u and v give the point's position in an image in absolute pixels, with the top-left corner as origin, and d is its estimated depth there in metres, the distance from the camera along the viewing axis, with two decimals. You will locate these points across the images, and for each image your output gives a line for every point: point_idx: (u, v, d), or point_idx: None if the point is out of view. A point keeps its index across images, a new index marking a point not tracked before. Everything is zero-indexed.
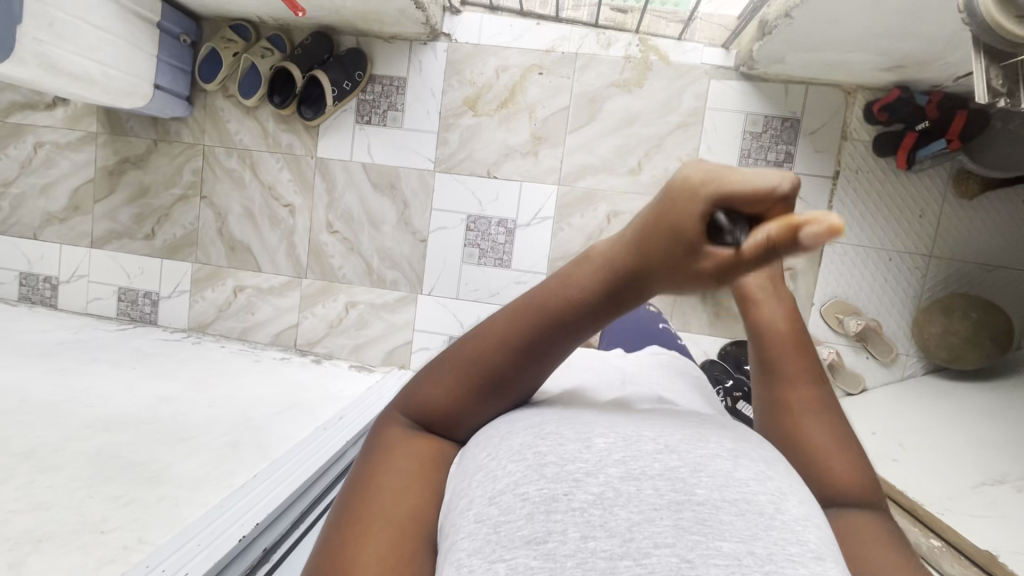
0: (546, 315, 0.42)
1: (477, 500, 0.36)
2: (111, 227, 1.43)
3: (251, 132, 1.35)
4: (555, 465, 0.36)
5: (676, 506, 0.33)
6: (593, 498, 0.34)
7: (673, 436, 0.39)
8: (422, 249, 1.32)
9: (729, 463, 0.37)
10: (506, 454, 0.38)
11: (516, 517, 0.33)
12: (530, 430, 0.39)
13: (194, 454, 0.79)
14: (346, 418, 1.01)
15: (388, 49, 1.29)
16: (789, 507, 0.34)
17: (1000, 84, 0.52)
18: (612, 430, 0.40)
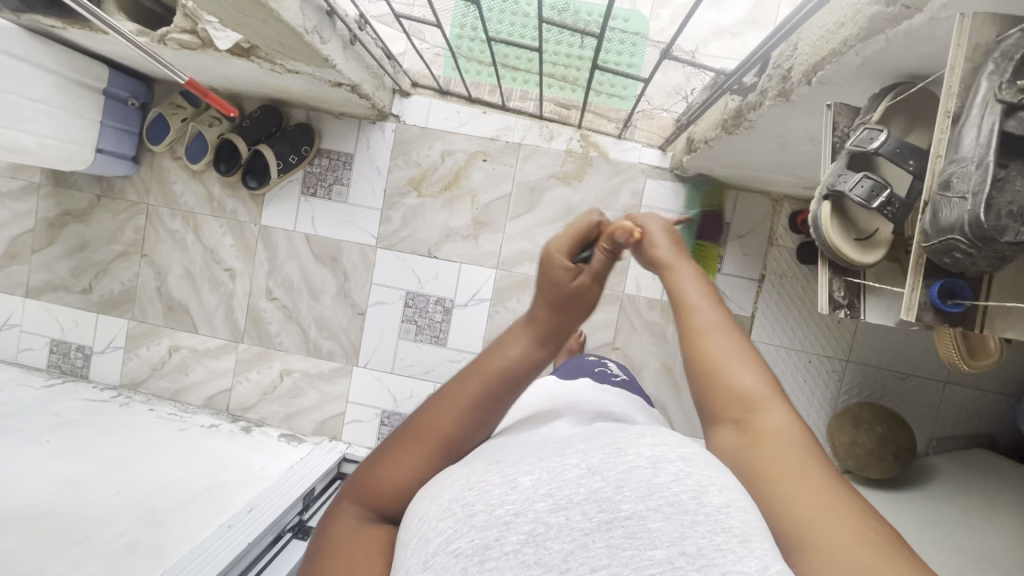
0: (493, 375, 0.52)
1: (413, 569, 0.37)
2: (48, 278, 1.42)
3: (196, 194, 1.36)
4: (482, 513, 0.39)
5: (606, 524, 0.36)
6: (525, 538, 0.36)
7: (595, 457, 0.41)
8: (360, 322, 1.34)
9: (648, 470, 0.39)
10: (437, 514, 0.41)
11: (449, 572, 0.35)
12: (458, 483, 0.43)
13: (83, 563, 0.79)
14: (256, 508, 1.02)
15: (337, 125, 1.31)
16: (709, 497, 0.37)
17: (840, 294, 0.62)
18: (537, 465, 0.42)
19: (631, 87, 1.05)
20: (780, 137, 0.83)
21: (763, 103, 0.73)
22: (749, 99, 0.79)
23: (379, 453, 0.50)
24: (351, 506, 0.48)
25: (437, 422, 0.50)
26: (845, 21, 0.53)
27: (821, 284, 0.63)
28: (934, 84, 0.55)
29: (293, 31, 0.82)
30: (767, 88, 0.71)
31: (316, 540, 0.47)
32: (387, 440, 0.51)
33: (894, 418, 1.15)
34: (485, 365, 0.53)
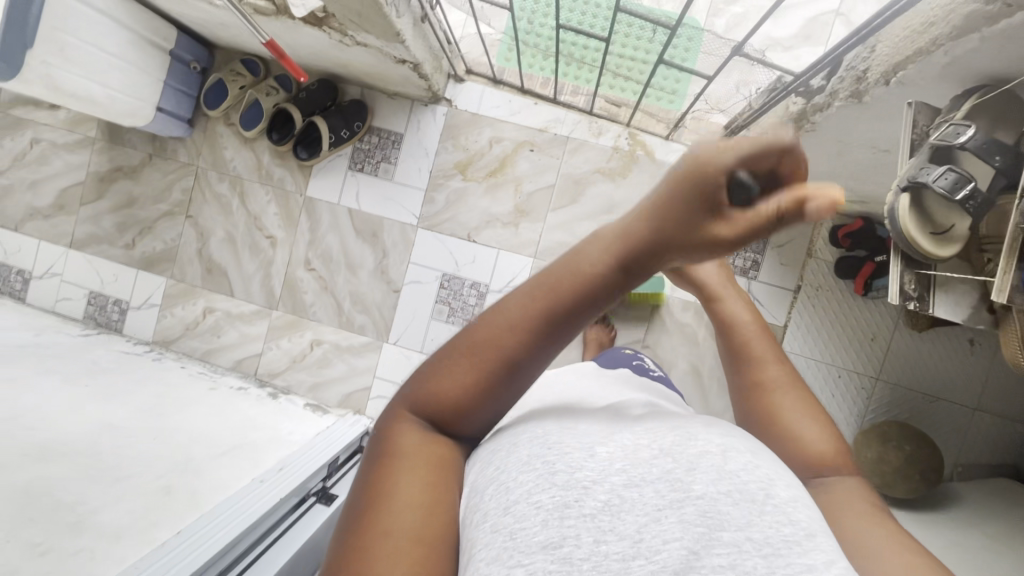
0: (561, 295, 0.45)
1: (492, 513, 0.37)
2: (93, 231, 1.45)
3: (246, 161, 1.38)
4: (563, 473, 0.38)
5: (677, 502, 0.36)
6: (602, 505, 0.36)
7: (667, 440, 0.41)
8: (394, 300, 1.35)
9: (719, 457, 0.39)
10: (515, 467, 0.40)
11: (530, 525, 0.35)
12: (536, 440, 0.41)
13: (124, 499, 0.79)
14: (285, 468, 1.03)
15: (390, 105, 1.34)
16: (777, 492, 0.38)
17: (911, 286, 0.72)
18: (613, 439, 0.42)
19: (685, 85, 1.06)
20: (840, 142, 0.85)
21: (832, 104, 0.75)
22: (814, 101, 0.80)
23: (435, 360, 0.48)
24: (404, 416, 0.47)
25: (499, 322, 0.45)
26: (936, 21, 0.55)
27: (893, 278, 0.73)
28: (1020, 88, 0.55)
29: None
30: (838, 89, 0.73)
31: (372, 445, 0.48)
32: (445, 344, 0.48)
33: (923, 438, 1.14)
34: (571, 273, 0.46)
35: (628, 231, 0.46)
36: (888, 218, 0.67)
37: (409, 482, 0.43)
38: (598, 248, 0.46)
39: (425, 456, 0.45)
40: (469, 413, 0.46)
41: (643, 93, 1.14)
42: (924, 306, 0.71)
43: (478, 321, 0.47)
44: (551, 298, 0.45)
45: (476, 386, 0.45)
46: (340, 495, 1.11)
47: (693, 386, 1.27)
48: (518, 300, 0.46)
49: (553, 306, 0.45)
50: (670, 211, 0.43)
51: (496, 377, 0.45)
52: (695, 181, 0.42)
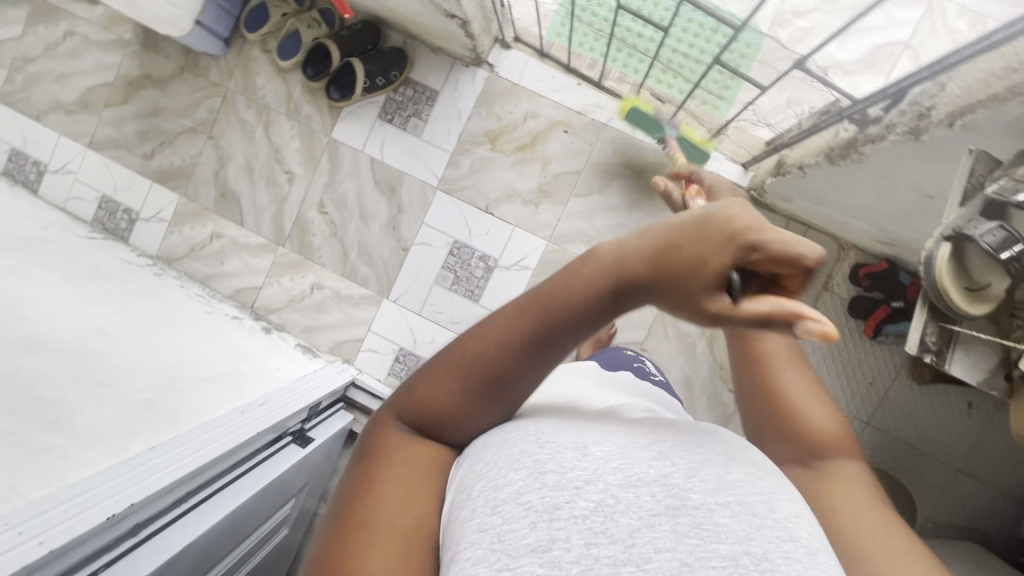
0: (549, 321, 0.43)
1: (479, 509, 0.38)
2: (114, 135, 1.43)
3: (276, 91, 1.35)
4: (553, 474, 0.38)
5: (673, 510, 0.36)
6: (594, 506, 0.36)
7: (665, 443, 0.42)
8: (401, 258, 1.34)
9: (720, 466, 0.40)
10: (506, 463, 0.40)
11: (518, 527, 0.35)
12: (527, 439, 0.42)
13: (104, 405, 0.79)
14: (267, 403, 1.03)
15: (430, 60, 1.30)
16: (779, 506, 0.38)
17: (932, 338, 0.69)
18: (605, 439, 0.42)
19: (734, 87, 1.02)
20: (884, 178, 0.81)
21: (886, 138, 0.74)
22: (869, 132, 0.78)
23: (426, 367, 0.48)
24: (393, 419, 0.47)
25: (484, 344, 0.45)
26: None
27: (915, 327, 0.71)
28: None
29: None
30: (895, 123, 0.71)
31: (359, 448, 0.48)
32: (434, 354, 0.48)
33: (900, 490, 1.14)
34: (555, 295, 0.43)
35: (626, 254, 0.42)
36: (924, 263, 0.67)
37: (397, 480, 0.43)
38: (604, 260, 0.43)
39: (413, 453, 0.45)
40: (457, 423, 0.46)
41: (691, 93, 1.11)
42: (940, 360, 0.70)
43: (466, 334, 0.47)
44: (540, 322, 0.43)
45: (461, 401, 0.45)
46: (317, 439, 1.12)
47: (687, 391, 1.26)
48: (506, 320, 0.45)
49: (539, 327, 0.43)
50: (678, 256, 0.40)
51: (478, 394, 0.45)
52: (729, 238, 0.38)
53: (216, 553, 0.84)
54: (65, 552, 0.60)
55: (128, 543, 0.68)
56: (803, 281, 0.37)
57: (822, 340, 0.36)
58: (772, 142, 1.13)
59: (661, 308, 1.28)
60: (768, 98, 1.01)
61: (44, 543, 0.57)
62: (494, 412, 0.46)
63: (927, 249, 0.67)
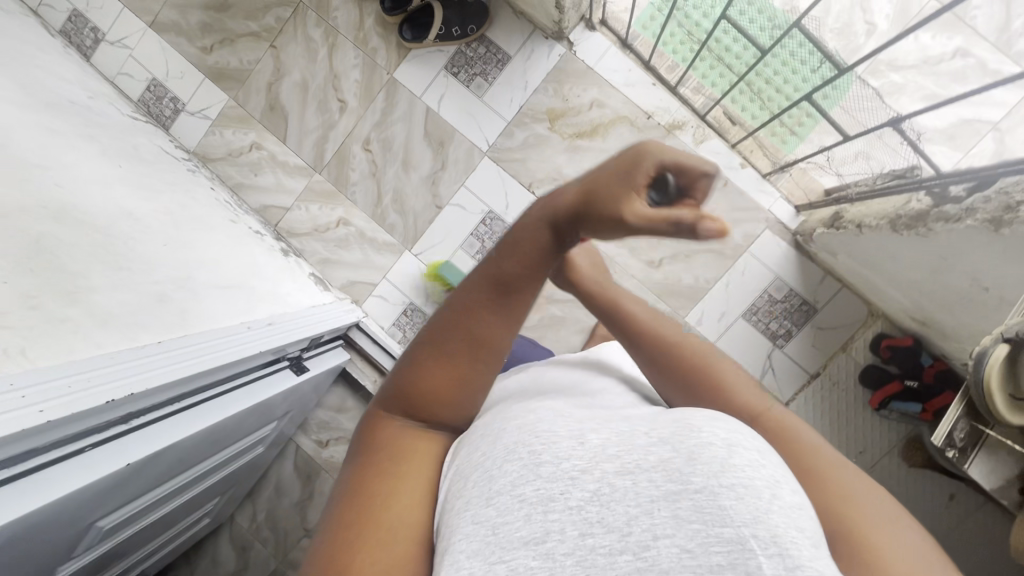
0: (504, 279, 0.46)
1: (473, 500, 0.37)
2: (177, 20, 1.39)
3: (348, 16, 1.32)
4: (547, 465, 0.37)
5: (671, 497, 0.34)
6: (590, 495, 0.35)
7: (666, 428, 0.38)
8: (433, 215, 1.32)
9: (722, 449, 0.36)
10: (501, 454, 0.39)
11: (512, 520, 0.35)
12: (521, 428, 0.40)
13: (121, 289, 0.79)
14: (276, 325, 1.03)
15: (511, 22, 1.26)
16: (783, 495, 0.35)
17: (960, 436, 0.74)
18: (606, 425, 0.41)
19: (810, 125, 1.02)
20: (938, 262, 0.81)
21: (963, 221, 0.75)
22: (944, 209, 0.79)
23: (410, 352, 0.48)
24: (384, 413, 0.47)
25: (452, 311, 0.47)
26: None
27: (948, 421, 0.75)
28: None
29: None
30: (979, 208, 0.73)
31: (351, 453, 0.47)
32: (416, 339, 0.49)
33: None
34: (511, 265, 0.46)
35: (556, 202, 0.45)
36: (973, 361, 0.71)
37: (389, 471, 0.42)
38: (539, 210, 0.46)
39: (396, 441, 0.45)
40: (449, 399, 0.46)
41: (764, 122, 1.10)
42: (963, 458, 0.75)
43: (442, 310, 0.48)
44: (489, 279, 0.46)
45: (448, 373, 0.46)
46: (312, 369, 1.14)
47: None
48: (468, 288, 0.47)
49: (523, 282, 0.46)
50: (600, 179, 0.42)
51: (458, 356, 0.46)
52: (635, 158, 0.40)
53: (193, 457, 0.85)
54: (64, 424, 0.60)
55: (119, 430, 0.69)
56: (710, 185, 0.39)
57: (719, 234, 0.37)
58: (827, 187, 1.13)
59: None
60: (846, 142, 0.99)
61: (43, 411, 0.56)
62: (480, 381, 0.47)
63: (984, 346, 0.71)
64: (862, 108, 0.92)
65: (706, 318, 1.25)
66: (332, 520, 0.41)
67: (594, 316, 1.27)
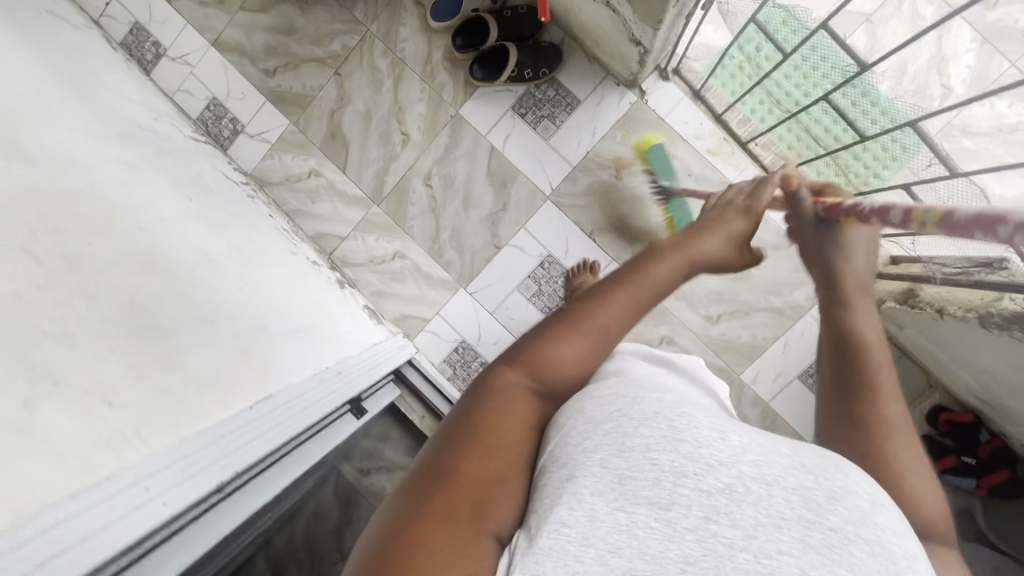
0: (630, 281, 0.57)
1: (605, 448, 0.42)
2: (241, 40, 1.38)
3: (416, 49, 1.31)
4: (687, 444, 0.41)
5: (807, 523, 0.38)
6: (722, 487, 0.39)
7: (811, 460, 0.42)
8: (490, 254, 1.32)
9: (867, 503, 0.40)
10: (639, 416, 0.43)
11: (642, 477, 0.40)
12: (662, 403, 0.44)
13: (209, 346, 0.80)
14: (343, 373, 1.03)
15: (583, 66, 1.24)
16: (917, 567, 0.38)
17: None
18: (751, 433, 0.44)
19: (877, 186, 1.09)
20: None
21: None
22: None
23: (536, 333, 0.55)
24: (504, 362, 0.53)
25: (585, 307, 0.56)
26: None
27: None
28: None
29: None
30: None
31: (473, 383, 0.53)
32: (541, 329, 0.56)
33: None
34: (638, 294, 0.54)
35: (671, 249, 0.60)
36: None
37: (497, 414, 0.48)
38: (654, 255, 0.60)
39: (506, 393, 0.50)
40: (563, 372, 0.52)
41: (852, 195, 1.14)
42: None
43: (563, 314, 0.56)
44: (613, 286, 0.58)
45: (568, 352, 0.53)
46: (369, 410, 1.13)
47: None
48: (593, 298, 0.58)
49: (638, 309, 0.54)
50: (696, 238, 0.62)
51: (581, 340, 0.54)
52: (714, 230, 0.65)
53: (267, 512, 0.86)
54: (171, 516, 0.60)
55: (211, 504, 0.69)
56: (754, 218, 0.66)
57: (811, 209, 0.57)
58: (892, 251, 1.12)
59: (729, 384, 1.26)
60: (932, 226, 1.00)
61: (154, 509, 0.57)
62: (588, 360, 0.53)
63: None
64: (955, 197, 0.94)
65: (761, 376, 1.25)
66: (451, 429, 0.48)
67: None
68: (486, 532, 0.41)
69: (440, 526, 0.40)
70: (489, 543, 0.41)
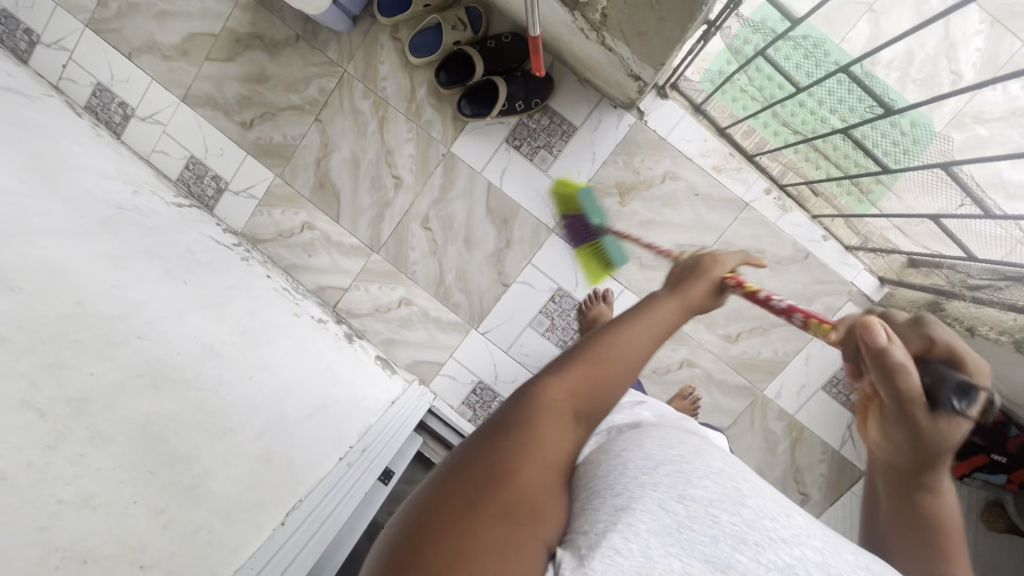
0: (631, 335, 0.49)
1: (666, 488, 0.41)
2: (211, 93, 1.31)
3: (398, 87, 1.24)
4: (750, 510, 0.41)
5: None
6: (783, 564, 0.38)
7: (872, 559, 0.41)
8: (498, 292, 1.28)
9: None
10: (704, 470, 0.43)
11: (701, 529, 0.38)
12: (725, 466, 0.45)
13: (231, 462, 0.78)
14: (368, 448, 1.02)
15: (576, 91, 1.18)
16: None
17: None
18: (813, 521, 0.44)
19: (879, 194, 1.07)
20: None
21: None
22: None
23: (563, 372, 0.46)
24: (544, 370, 0.47)
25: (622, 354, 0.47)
26: None
27: None
28: None
29: (686, 25, 0.70)
30: None
31: (513, 395, 0.46)
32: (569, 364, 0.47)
33: None
34: (645, 332, 0.49)
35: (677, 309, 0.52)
36: None
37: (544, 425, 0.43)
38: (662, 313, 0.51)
39: (550, 411, 0.44)
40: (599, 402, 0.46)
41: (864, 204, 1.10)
42: None
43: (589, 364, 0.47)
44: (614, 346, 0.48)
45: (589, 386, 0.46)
46: (396, 472, 1.11)
47: (771, 469, 1.25)
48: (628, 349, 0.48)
49: (652, 344, 0.49)
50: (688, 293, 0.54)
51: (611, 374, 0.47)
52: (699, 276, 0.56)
53: None
54: None
55: None
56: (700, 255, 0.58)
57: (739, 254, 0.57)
58: (910, 254, 1.09)
59: (754, 401, 1.25)
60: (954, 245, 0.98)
61: None
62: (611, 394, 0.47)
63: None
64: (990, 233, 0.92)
65: (785, 389, 1.24)
66: (495, 429, 0.44)
67: (669, 391, 1.25)
68: (538, 539, 0.38)
69: (493, 528, 0.37)
70: (540, 551, 0.37)
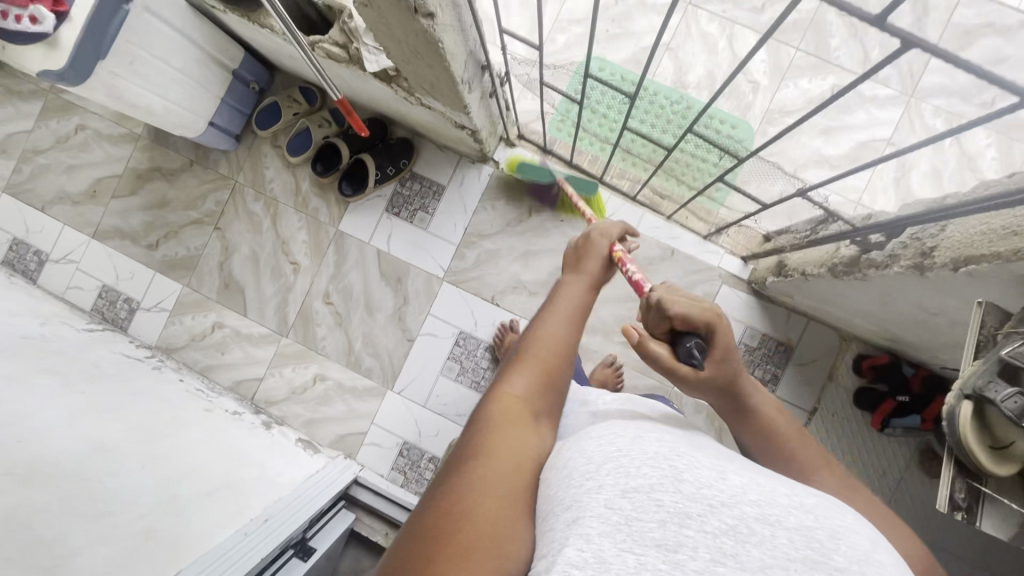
0: (572, 330, 0.58)
1: (608, 488, 0.40)
2: (119, 225, 1.44)
3: (285, 184, 1.39)
4: (689, 485, 0.40)
5: (815, 564, 0.36)
6: (726, 528, 0.37)
7: (809, 499, 0.42)
8: (406, 348, 1.33)
9: (866, 540, 0.39)
10: (643, 458, 0.43)
11: (647, 517, 0.37)
12: (663, 446, 0.44)
13: (102, 541, 0.74)
14: (270, 520, 0.99)
15: (437, 157, 1.35)
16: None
17: (960, 496, 0.62)
18: (742, 472, 0.44)
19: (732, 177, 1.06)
20: (889, 295, 0.86)
21: (891, 267, 0.79)
22: (871, 254, 0.84)
23: (518, 363, 0.53)
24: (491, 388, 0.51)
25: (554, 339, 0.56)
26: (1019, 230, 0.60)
27: (942, 484, 0.63)
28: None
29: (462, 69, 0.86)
30: (900, 254, 0.77)
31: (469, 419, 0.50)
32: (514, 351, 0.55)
33: None
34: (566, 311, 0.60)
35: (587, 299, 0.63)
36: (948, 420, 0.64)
37: (505, 432, 0.47)
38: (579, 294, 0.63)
39: (508, 413, 0.48)
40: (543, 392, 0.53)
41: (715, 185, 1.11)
42: (971, 519, 0.62)
43: (522, 355, 0.55)
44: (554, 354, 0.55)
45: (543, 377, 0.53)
46: (319, 548, 1.07)
47: None
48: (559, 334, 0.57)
49: (573, 329, 0.58)
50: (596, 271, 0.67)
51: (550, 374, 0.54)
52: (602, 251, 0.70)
53: None
54: None
55: None
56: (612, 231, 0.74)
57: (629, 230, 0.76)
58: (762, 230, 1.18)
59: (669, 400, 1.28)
60: (756, 205, 1.09)
61: None
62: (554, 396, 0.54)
63: (950, 404, 0.64)
64: (783, 191, 1.02)
65: None
66: (452, 462, 0.45)
67: None
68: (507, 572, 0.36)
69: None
70: None
